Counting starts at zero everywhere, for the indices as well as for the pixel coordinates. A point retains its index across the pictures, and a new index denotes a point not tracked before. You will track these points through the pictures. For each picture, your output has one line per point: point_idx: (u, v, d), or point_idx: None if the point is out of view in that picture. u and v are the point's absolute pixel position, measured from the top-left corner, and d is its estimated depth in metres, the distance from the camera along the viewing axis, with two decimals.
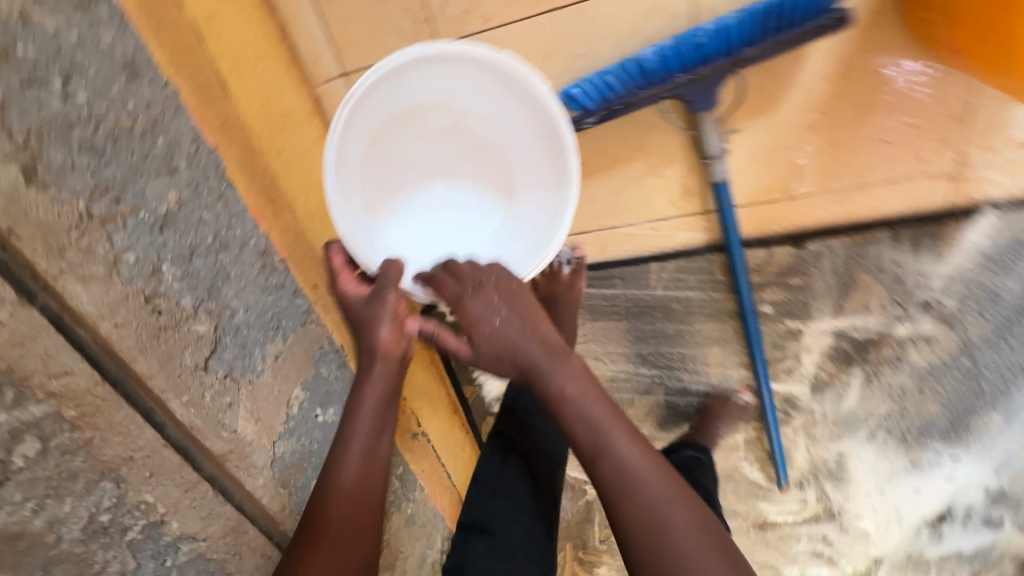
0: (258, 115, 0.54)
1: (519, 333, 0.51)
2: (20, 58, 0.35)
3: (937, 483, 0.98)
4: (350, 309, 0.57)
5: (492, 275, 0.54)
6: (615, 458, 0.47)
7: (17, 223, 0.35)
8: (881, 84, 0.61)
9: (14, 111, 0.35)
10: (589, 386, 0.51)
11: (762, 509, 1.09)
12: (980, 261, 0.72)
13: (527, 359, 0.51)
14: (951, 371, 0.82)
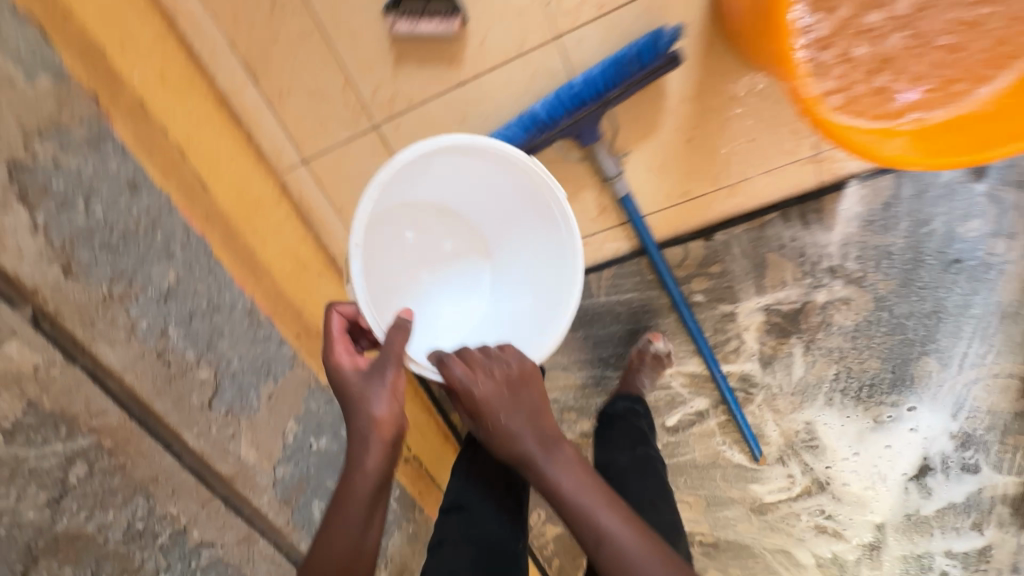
0: (235, 203, 0.69)
1: (523, 425, 0.54)
2: (54, 191, 0.50)
3: (904, 435, 1.05)
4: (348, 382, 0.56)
5: (500, 366, 0.56)
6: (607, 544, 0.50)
7: (61, 305, 0.49)
8: (732, 96, 0.75)
9: (54, 226, 0.49)
10: (587, 476, 0.54)
11: (753, 490, 1.16)
12: (863, 226, 0.82)
13: (526, 447, 0.54)
14: (876, 326, 0.92)
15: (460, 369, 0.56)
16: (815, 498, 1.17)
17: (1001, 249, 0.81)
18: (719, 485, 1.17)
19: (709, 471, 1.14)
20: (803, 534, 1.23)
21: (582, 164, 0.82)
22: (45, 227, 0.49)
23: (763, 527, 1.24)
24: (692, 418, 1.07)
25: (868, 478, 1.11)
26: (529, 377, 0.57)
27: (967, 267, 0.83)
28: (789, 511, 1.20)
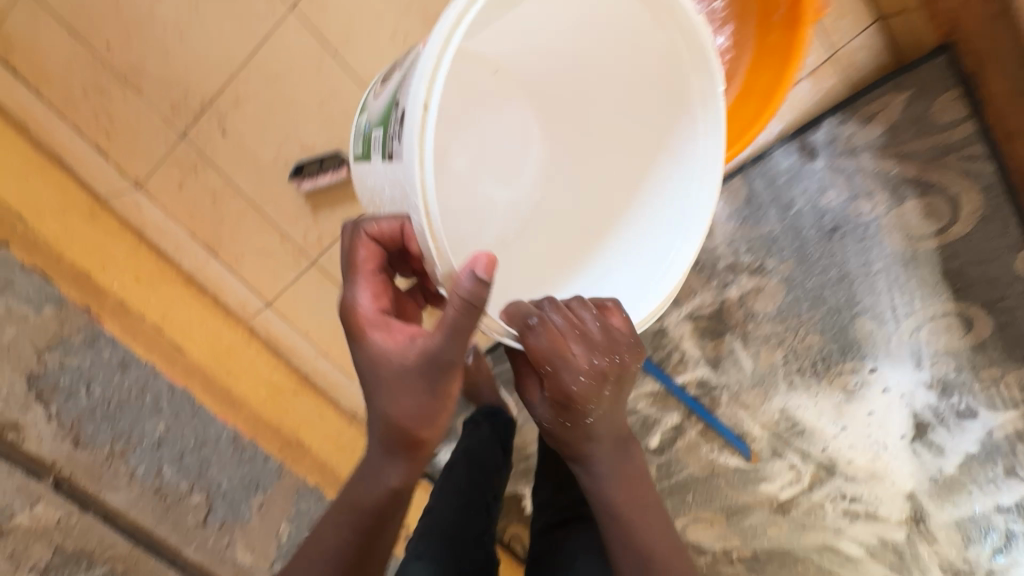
0: (206, 354, 0.86)
1: (601, 427, 0.58)
2: (61, 385, 0.70)
3: (880, 398, 1.06)
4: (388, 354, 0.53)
5: (603, 355, 0.55)
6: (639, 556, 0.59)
7: (75, 469, 0.68)
8: None
9: (62, 410, 0.69)
10: (638, 481, 0.62)
11: (765, 491, 1.16)
12: (736, 222, 0.92)
13: (594, 451, 0.60)
14: (796, 304, 0.98)
15: (561, 357, 0.54)
16: (832, 484, 1.16)
17: (867, 207, 0.88)
18: (729, 494, 1.17)
19: (714, 483, 1.16)
20: (839, 525, 1.21)
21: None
22: (58, 410, 0.69)
23: (796, 528, 1.21)
24: (672, 433, 1.12)
25: (868, 449, 1.11)
26: (623, 374, 0.57)
27: (846, 231, 0.91)
28: (814, 505, 1.19)
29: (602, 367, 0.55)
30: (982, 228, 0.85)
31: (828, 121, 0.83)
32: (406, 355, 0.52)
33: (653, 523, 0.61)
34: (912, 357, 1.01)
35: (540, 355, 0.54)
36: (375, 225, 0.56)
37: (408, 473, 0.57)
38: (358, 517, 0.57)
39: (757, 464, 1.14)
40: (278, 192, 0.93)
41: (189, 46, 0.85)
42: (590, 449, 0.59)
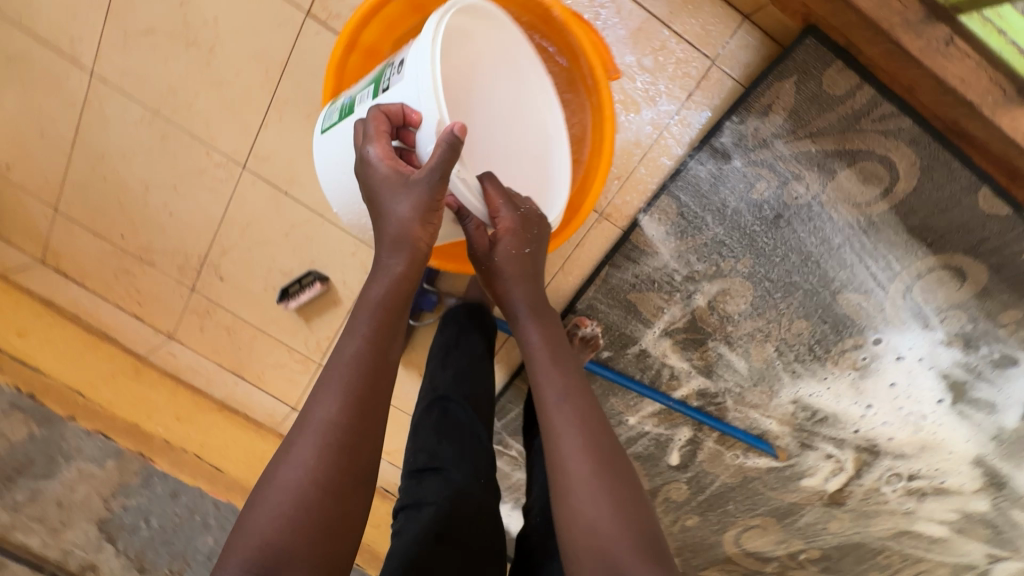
0: (243, 468, 1.02)
1: (519, 283, 0.71)
2: (125, 522, 0.86)
3: (897, 367, 1.00)
4: (393, 181, 0.60)
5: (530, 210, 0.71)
6: (551, 393, 0.63)
7: None
8: None
9: (125, 542, 0.84)
10: (555, 336, 0.70)
11: (808, 487, 1.11)
12: (675, 237, 0.94)
13: (518, 302, 0.71)
14: (768, 296, 0.97)
15: (503, 203, 0.68)
16: (881, 465, 1.09)
17: (801, 188, 0.87)
18: (771, 496, 1.14)
19: (751, 486, 1.13)
20: (909, 505, 1.12)
21: None
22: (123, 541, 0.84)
23: (860, 517, 1.14)
24: (690, 448, 1.11)
25: (906, 421, 1.04)
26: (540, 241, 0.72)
27: (791, 216, 0.90)
28: (870, 490, 1.11)
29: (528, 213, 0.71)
30: (928, 180, 0.82)
31: (728, 123, 0.85)
32: (405, 176, 0.60)
33: (569, 370, 0.66)
34: (915, 319, 0.95)
35: (495, 201, 0.67)
36: (389, 105, 0.64)
37: (409, 266, 0.60)
38: (370, 314, 0.57)
39: (789, 460, 1.10)
40: (275, 314, 1.08)
41: (177, 219, 1.04)
42: (514, 302, 0.71)
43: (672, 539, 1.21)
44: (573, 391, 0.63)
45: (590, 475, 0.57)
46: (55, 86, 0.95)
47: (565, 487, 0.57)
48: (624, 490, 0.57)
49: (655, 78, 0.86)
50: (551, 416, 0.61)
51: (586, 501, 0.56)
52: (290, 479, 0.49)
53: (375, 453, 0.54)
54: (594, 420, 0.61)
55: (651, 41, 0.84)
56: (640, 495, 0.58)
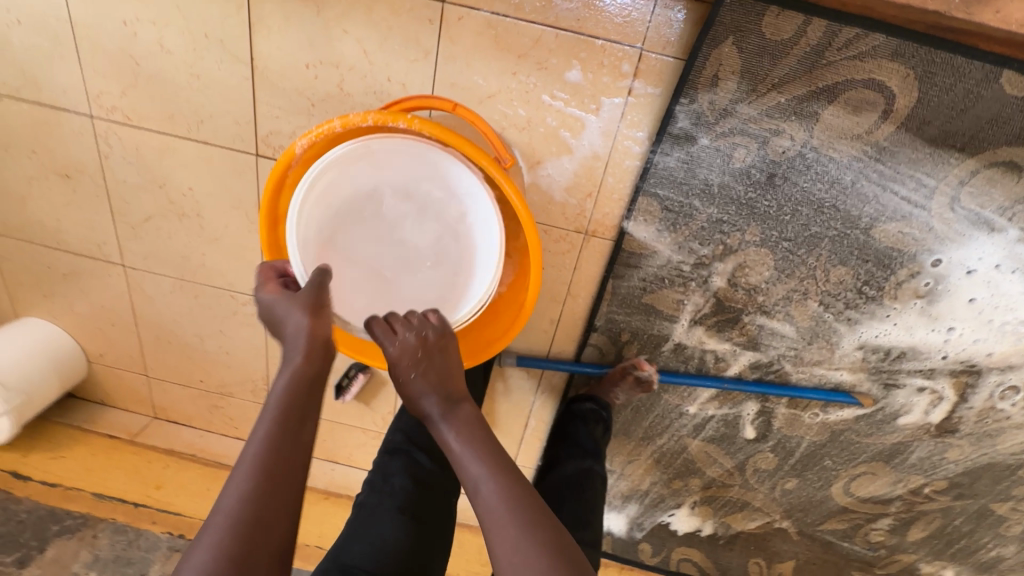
0: None
1: (426, 390, 0.65)
2: None
3: (972, 281, 0.87)
4: (276, 305, 0.65)
5: (417, 323, 0.68)
6: (473, 480, 0.57)
7: None
8: None
9: None
10: (471, 432, 0.62)
11: (908, 424, 1.02)
12: (668, 230, 0.89)
13: (430, 410, 0.64)
14: (790, 255, 0.89)
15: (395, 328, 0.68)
16: (988, 383, 0.97)
17: (785, 141, 0.78)
18: (870, 442, 1.06)
19: (844, 439, 1.07)
20: None
21: (497, 367, 1.08)
22: None
23: (982, 439, 1.03)
24: (763, 419, 1.07)
25: (1004, 333, 0.91)
26: (447, 347, 0.69)
27: (786, 171, 0.81)
28: (985, 410, 1.00)
29: (418, 326, 0.68)
30: (930, 87, 0.71)
31: (679, 108, 0.77)
32: (289, 295, 0.65)
33: (487, 459, 0.58)
34: (976, 227, 0.83)
35: (379, 330, 0.68)
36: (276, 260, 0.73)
37: (308, 358, 0.60)
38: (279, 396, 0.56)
39: (877, 404, 1.01)
40: (339, 407, 1.19)
41: (234, 355, 1.18)
42: (425, 405, 0.65)
43: (777, 503, 1.18)
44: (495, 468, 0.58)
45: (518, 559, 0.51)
46: (104, 285, 1.12)
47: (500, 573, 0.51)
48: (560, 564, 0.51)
49: (590, 87, 0.80)
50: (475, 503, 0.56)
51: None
52: (199, 562, 0.45)
53: (291, 535, 0.50)
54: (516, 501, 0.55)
55: (572, 53, 0.78)
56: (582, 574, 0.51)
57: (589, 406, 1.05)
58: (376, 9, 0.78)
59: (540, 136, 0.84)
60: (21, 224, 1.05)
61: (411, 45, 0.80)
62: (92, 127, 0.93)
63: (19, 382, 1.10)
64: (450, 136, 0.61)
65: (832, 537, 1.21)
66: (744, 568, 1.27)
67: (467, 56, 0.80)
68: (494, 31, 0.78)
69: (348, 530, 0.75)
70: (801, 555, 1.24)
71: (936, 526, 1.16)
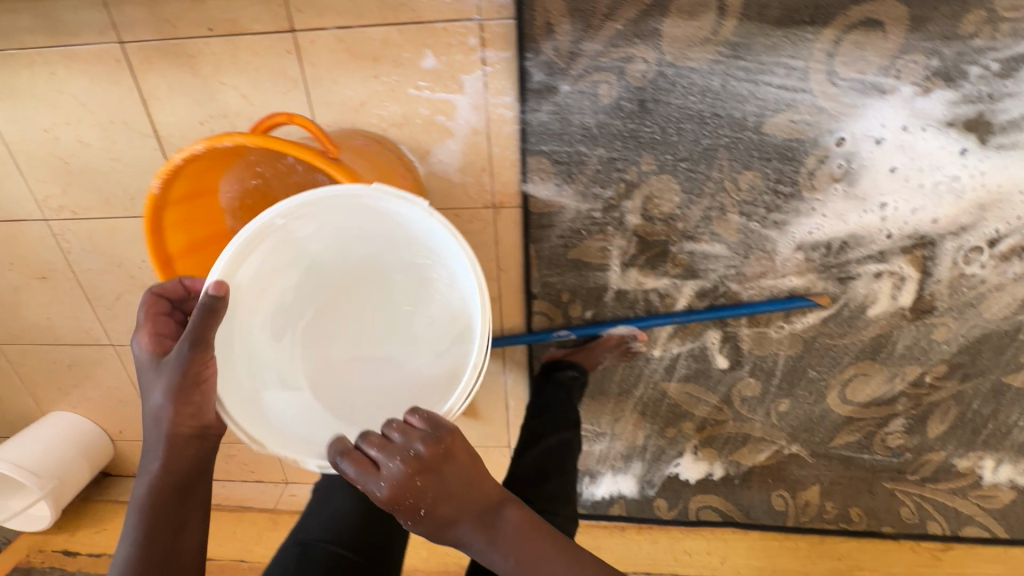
0: None
1: (456, 519, 0.59)
2: None
3: (885, 150, 0.84)
4: (142, 364, 0.65)
5: (416, 450, 0.58)
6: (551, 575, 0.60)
7: None
8: None
9: None
10: (521, 530, 0.61)
11: (878, 313, 0.98)
12: (566, 182, 0.90)
13: (468, 535, 0.60)
14: (693, 174, 0.88)
15: (395, 475, 0.57)
16: (947, 250, 0.92)
17: (640, 64, 0.79)
18: (848, 341, 1.02)
19: (819, 345, 1.03)
20: (1016, 268, 0.92)
21: None
22: None
23: (964, 311, 0.97)
24: (730, 344, 1.05)
25: (943, 194, 0.87)
26: (452, 451, 0.59)
27: (654, 92, 0.81)
28: (957, 280, 0.94)
29: (412, 450, 0.58)
30: None
31: (530, 64, 0.80)
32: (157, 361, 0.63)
33: (550, 551, 0.61)
34: (867, 94, 0.80)
35: (373, 474, 0.57)
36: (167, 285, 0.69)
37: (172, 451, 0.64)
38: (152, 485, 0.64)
39: (838, 301, 0.98)
40: None
41: None
42: (462, 533, 0.60)
43: (778, 429, 1.14)
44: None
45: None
46: (103, 367, 1.23)
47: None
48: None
49: (448, 69, 0.84)
50: None
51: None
52: None
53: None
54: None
55: (420, 41, 0.82)
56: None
57: (570, 372, 1.05)
58: (241, 57, 0.86)
59: (419, 128, 0.89)
60: (22, 329, 1.18)
61: (280, 78, 0.87)
62: (50, 228, 1.04)
63: (48, 469, 1.21)
64: (276, 142, 0.63)
65: (849, 451, 1.15)
66: (769, 503, 1.21)
67: (331, 73, 0.86)
68: (346, 43, 0.83)
69: (312, 510, 0.91)
70: (825, 477, 1.18)
71: (955, 415, 1.09)
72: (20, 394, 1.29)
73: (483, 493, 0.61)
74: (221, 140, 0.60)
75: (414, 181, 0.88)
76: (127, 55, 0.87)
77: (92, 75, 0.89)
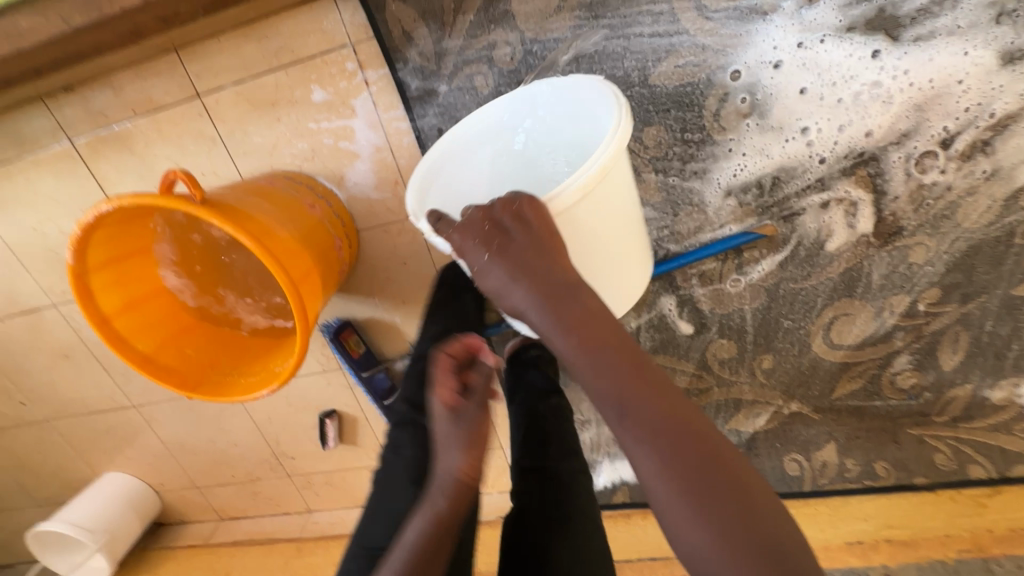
0: None
1: (507, 274, 0.59)
2: None
3: (787, 72, 0.79)
4: (443, 419, 0.68)
5: (500, 209, 0.63)
6: (580, 359, 0.53)
7: None
8: (373, 268, 1.04)
9: None
10: (577, 305, 0.56)
11: (838, 245, 0.90)
12: None
13: (520, 300, 0.58)
14: None
15: (473, 230, 0.63)
16: (895, 163, 0.83)
17: (505, 47, 0.80)
18: (817, 282, 0.94)
19: (785, 292, 0.96)
20: (984, 166, 0.82)
21: None
22: None
23: (938, 226, 0.87)
24: (689, 308, 1.00)
25: (869, 103, 0.79)
26: (528, 220, 0.61)
27: (527, 71, 0.81)
28: (917, 193, 0.85)
29: (490, 222, 0.63)
30: None
31: (403, 73, 0.83)
32: (458, 411, 0.68)
33: (601, 328, 0.54)
34: (747, 20, 0.76)
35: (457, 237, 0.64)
36: (451, 345, 0.74)
37: (453, 500, 0.65)
38: (426, 526, 0.63)
39: (790, 241, 0.91)
40: (339, 455, 1.32)
41: (242, 446, 1.35)
42: (513, 296, 0.59)
43: (770, 388, 1.07)
44: (632, 382, 0.51)
45: (683, 496, 0.46)
46: (133, 427, 1.37)
47: (660, 510, 0.47)
48: (739, 507, 0.45)
49: (337, 97, 0.88)
50: (598, 375, 0.52)
51: (705, 546, 0.44)
52: None
53: None
54: (672, 422, 0.49)
55: (305, 78, 0.87)
56: (783, 556, 0.42)
57: (533, 352, 1.03)
58: (164, 128, 0.95)
59: (329, 157, 0.94)
60: (63, 404, 1.34)
61: (201, 139, 0.95)
62: (59, 312, 1.19)
63: (100, 525, 1.34)
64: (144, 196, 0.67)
65: (856, 400, 1.05)
66: (782, 470, 1.12)
67: (240, 125, 0.93)
68: (245, 95, 0.90)
69: (371, 507, 0.80)
70: (838, 434, 1.08)
71: (969, 342, 0.97)
72: (77, 461, 1.45)
73: (556, 268, 0.59)
74: (97, 206, 0.66)
75: (332, 204, 0.93)
76: (76, 149, 0.99)
77: (55, 173, 1.01)
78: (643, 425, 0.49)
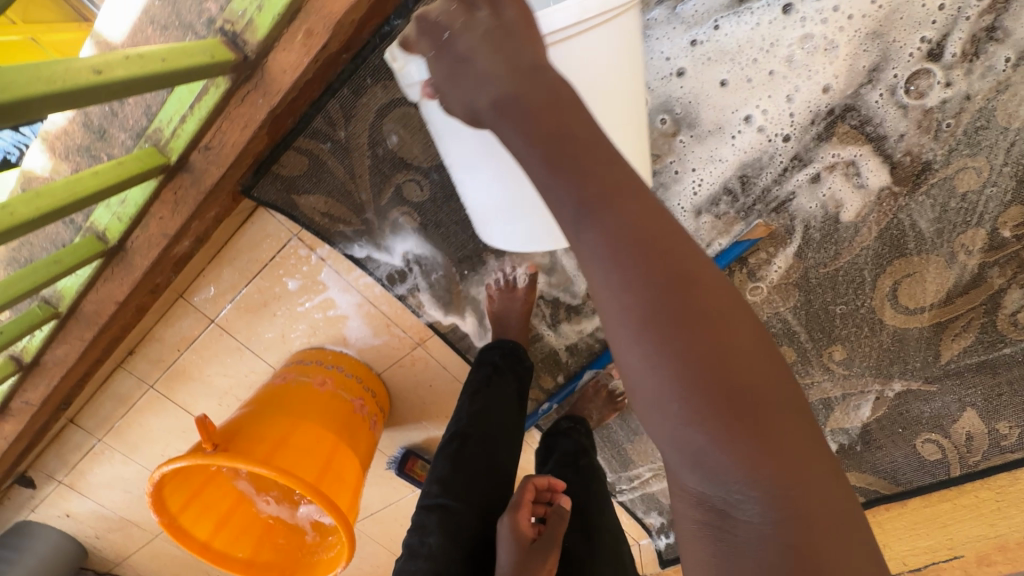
0: None
1: (457, 70, 0.40)
2: None
3: (696, 76, 0.69)
4: (510, 537, 0.74)
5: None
6: (531, 164, 0.36)
7: None
8: (406, 398, 1.09)
9: None
10: (544, 93, 0.37)
11: (856, 212, 0.75)
12: (446, 295, 0.93)
13: (468, 96, 0.39)
14: None
15: (436, 17, 0.42)
16: (878, 102, 0.68)
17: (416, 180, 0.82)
18: (857, 256, 0.79)
19: (821, 278, 0.81)
20: (1003, 55, 0.63)
21: None
22: None
23: (978, 140, 0.68)
24: None
25: (809, 60, 0.67)
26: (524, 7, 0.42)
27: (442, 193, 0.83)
28: (926, 120, 0.68)
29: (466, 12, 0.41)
30: None
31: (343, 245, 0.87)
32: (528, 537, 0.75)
33: (576, 124, 0.36)
34: None
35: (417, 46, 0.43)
36: (538, 477, 0.82)
37: None
38: None
39: (796, 230, 0.78)
40: None
41: (383, 567, 1.48)
42: (457, 98, 0.41)
43: (858, 376, 0.90)
44: (602, 188, 0.34)
45: (645, 338, 0.32)
46: None
47: (620, 355, 0.33)
48: (722, 364, 0.31)
49: (308, 279, 0.96)
50: (559, 181, 0.35)
51: (673, 402, 0.31)
52: None
53: None
54: (648, 240, 0.33)
55: (276, 276, 0.96)
56: (769, 420, 0.31)
57: (566, 423, 0.96)
58: (203, 354, 1.10)
59: (326, 326, 1.02)
60: None
61: (232, 351, 1.09)
62: None
63: None
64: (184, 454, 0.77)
65: (976, 356, 0.84)
66: (917, 457, 0.93)
67: (252, 329, 1.04)
68: (243, 307, 1.01)
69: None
70: (974, 398, 0.86)
71: None
72: None
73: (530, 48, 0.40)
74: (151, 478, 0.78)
75: (345, 364, 1.00)
76: (158, 391, 1.18)
77: (153, 413, 1.22)
78: (609, 240, 0.33)
